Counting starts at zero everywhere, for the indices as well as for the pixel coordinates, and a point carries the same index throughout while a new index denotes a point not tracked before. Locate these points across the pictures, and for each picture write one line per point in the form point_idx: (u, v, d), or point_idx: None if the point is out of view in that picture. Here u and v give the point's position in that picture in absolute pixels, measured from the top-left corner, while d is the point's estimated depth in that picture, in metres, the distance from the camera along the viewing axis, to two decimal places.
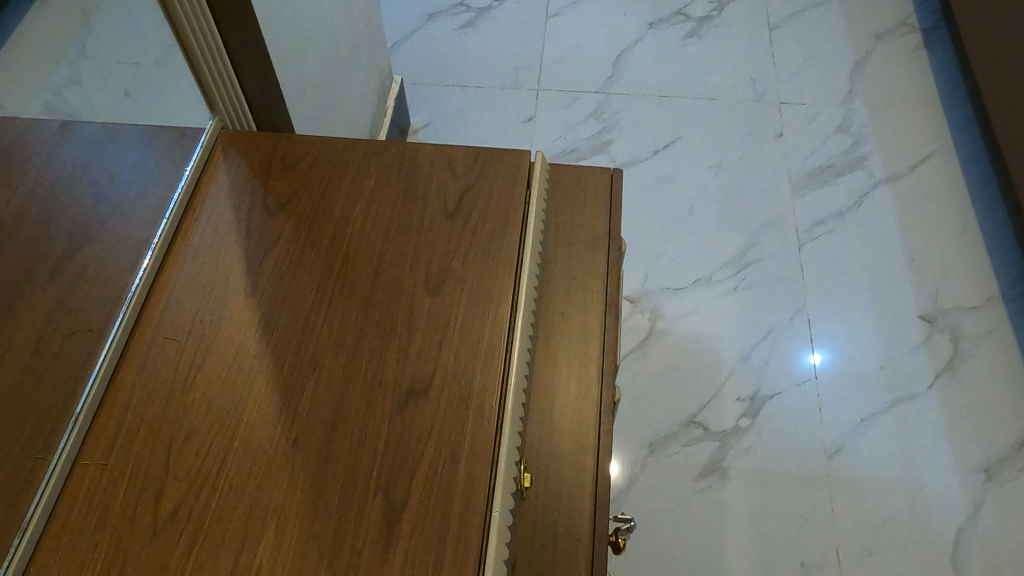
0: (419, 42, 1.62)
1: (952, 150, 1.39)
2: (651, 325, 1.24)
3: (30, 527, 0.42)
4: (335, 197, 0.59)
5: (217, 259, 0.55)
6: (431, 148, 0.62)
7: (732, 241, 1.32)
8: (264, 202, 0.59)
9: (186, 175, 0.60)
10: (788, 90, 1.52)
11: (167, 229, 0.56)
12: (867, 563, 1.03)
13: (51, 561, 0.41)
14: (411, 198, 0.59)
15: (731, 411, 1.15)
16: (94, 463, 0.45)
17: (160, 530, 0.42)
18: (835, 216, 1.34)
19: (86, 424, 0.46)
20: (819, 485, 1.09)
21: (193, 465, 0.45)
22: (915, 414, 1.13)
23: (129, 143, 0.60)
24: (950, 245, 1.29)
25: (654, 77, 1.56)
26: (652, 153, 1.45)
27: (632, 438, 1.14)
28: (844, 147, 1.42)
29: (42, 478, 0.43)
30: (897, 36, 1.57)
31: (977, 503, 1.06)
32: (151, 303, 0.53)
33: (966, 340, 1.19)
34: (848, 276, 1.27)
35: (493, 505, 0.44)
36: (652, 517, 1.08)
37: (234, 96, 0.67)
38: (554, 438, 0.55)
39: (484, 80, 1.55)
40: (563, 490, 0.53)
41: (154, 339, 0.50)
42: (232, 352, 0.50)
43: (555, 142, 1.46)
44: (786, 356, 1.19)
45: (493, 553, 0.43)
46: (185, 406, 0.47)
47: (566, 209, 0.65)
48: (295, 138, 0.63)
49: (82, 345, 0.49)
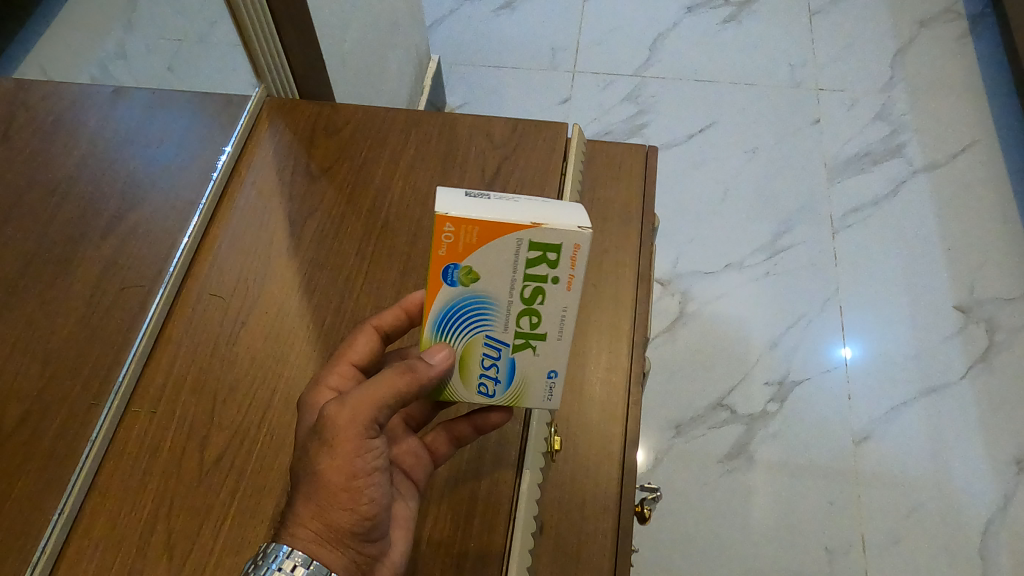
0: (457, 22, 1.63)
1: (995, 140, 1.37)
2: (681, 308, 1.25)
3: (84, 468, 0.43)
4: (376, 163, 0.61)
5: (261, 221, 0.57)
6: (470, 118, 0.63)
7: (766, 227, 1.32)
8: (307, 166, 0.60)
9: (233, 140, 0.61)
10: (827, 76, 1.50)
11: (214, 191, 0.58)
12: (891, 551, 1.03)
13: (104, 500, 0.43)
14: (450, 165, 0.60)
15: (760, 395, 1.15)
16: (144, 411, 0.47)
17: (206, 475, 0.45)
18: (871, 204, 1.32)
19: (137, 373, 0.48)
20: (846, 472, 1.09)
21: (237, 415, 0.47)
22: (946, 405, 1.12)
23: (179, 112, 0.63)
24: (989, 235, 1.27)
25: (691, 60, 1.55)
26: (687, 137, 1.44)
27: (660, 420, 1.15)
28: (883, 135, 1.40)
29: (96, 421, 0.46)
30: (941, 23, 1.54)
31: (1008, 496, 1.05)
32: (199, 261, 0.54)
33: (1002, 332, 1.17)
34: (883, 265, 1.26)
35: (523, 465, 0.48)
36: (678, 496, 1.09)
37: (278, 67, 0.67)
38: (586, 407, 0.56)
39: (522, 61, 1.56)
40: (593, 457, 0.54)
41: (201, 296, 0.52)
42: (275, 310, 0.52)
43: (591, 124, 1.47)
44: (816, 342, 1.19)
45: (520, 524, 0.46)
46: (230, 359, 0.49)
47: (601, 184, 0.66)
48: (338, 106, 0.64)
49: (133, 299, 0.51)
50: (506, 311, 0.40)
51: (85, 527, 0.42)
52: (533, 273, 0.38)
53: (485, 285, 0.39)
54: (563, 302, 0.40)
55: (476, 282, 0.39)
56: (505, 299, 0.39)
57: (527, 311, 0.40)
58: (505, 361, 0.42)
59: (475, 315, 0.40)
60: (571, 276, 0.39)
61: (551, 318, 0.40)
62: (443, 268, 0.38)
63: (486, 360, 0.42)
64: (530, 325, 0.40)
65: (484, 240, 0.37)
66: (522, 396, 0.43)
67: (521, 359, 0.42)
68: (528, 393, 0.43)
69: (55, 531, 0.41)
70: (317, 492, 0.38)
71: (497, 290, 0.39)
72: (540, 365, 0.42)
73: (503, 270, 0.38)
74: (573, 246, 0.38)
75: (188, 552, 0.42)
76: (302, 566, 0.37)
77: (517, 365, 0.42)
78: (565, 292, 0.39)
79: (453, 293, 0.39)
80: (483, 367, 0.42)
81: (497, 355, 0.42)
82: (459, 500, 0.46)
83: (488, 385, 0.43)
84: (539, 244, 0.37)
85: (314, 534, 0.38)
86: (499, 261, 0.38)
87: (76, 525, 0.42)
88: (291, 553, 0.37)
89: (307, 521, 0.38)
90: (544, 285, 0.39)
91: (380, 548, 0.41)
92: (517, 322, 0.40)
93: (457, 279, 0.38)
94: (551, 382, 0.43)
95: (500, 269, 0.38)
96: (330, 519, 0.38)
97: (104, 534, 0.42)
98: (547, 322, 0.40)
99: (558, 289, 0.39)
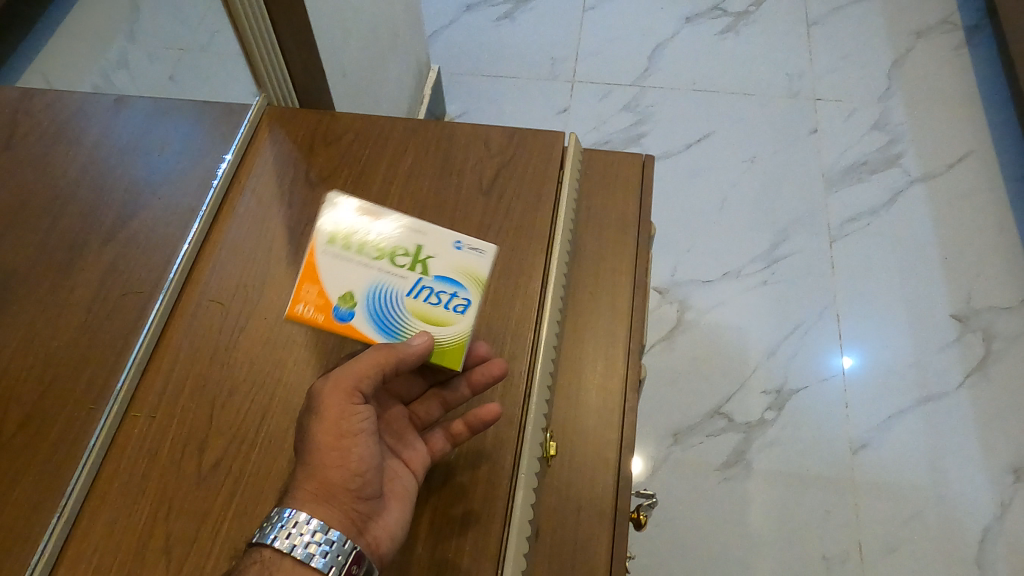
0: (457, 32, 1.64)
1: (992, 150, 1.38)
2: (679, 316, 1.25)
3: (84, 472, 0.44)
4: (375, 172, 0.61)
5: (262, 228, 0.57)
6: (469, 127, 0.64)
7: (763, 236, 1.32)
8: (307, 175, 0.61)
9: (234, 147, 0.62)
10: (824, 86, 1.51)
11: (215, 197, 0.58)
12: (889, 559, 1.03)
13: (103, 504, 0.43)
14: (449, 173, 0.61)
15: (757, 403, 1.16)
16: (143, 414, 0.47)
17: (205, 478, 0.45)
18: (868, 213, 1.33)
19: (136, 377, 0.48)
20: (843, 481, 1.09)
21: (236, 418, 0.48)
22: (942, 414, 1.13)
23: (180, 119, 0.64)
24: (985, 245, 1.27)
25: (689, 71, 1.56)
26: (685, 146, 1.45)
27: (658, 428, 1.15)
28: (880, 144, 1.41)
29: (96, 425, 0.46)
30: (938, 34, 1.55)
31: (1004, 504, 1.05)
32: (199, 268, 0.55)
33: (999, 341, 1.17)
34: (880, 274, 1.26)
35: (520, 466, 0.48)
36: (675, 504, 1.09)
37: (280, 79, 0.68)
38: (582, 413, 0.56)
39: (521, 70, 1.57)
40: (589, 463, 0.54)
41: (201, 302, 0.53)
42: (274, 317, 0.52)
43: (589, 134, 1.48)
44: (813, 350, 1.19)
45: (517, 527, 0.46)
46: (229, 364, 0.50)
47: (598, 193, 0.66)
48: (338, 115, 0.65)
49: (133, 304, 0.52)
50: (387, 275, 0.49)
51: (84, 529, 0.43)
52: (359, 251, 0.50)
53: (359, 286, 0.48)
54: (389, 231, 0.51)
55: (358, 294, 0.48)
56: (377, 276, 0.49)
57: (394, 262, 0.49)
58: (432, 282, 0.49)
59: (386, 297, 0.48)
60: (366, 220, 0.51)
61: (401, 241, 0.51)
62: (338, 316, 0.48)
63: (433, 300, 0.49)
64: (406, 258, 0.50)
65: (316, 283, 0.49)
66: (476, 278, 0.50)
67: (438, 272, 0.50)
68: (473, 269, 0.51)
69: (55, 533, 0.42)
70: (310, 453, 0.41)
71: (368, 275, 0.49)
72: (448, 255, 0.51)
73: (352, 270, 0.49)
74: (337, 215, 0.51)
75: (185, 555, 0.42)
76: (306, 523, 0.39)
77: (441, 273, 0.50)
78: (376, 227, 0.51)
79: (367, 311, 0.48)
80: (439, 301, 0.49)
81: (427, 288, 0.49)
82: (450, 511, 0.45)
83: (457, 302, 0.49)
84: (331, 246, 0.50)
85: (308, 493, 0.40)
86: (342, 271, 0.49)
87: (75, 528, 0.42)
88: (294, 513, 0.39)
89: (303, 480, 0.41)
90: (366, 241, 0.50)
91: (374, 508, 0.42)
92: (402, 269, 0.49)
93: (345, 307, 0.48)
94: (465, 246, 0.51)
95: (349, 278, 0.49)
96: (323, 475, 0.41)
97: (103, 536, 0.42)
98: (400, 246, 0.50)
99: (375, 232, 0.51)
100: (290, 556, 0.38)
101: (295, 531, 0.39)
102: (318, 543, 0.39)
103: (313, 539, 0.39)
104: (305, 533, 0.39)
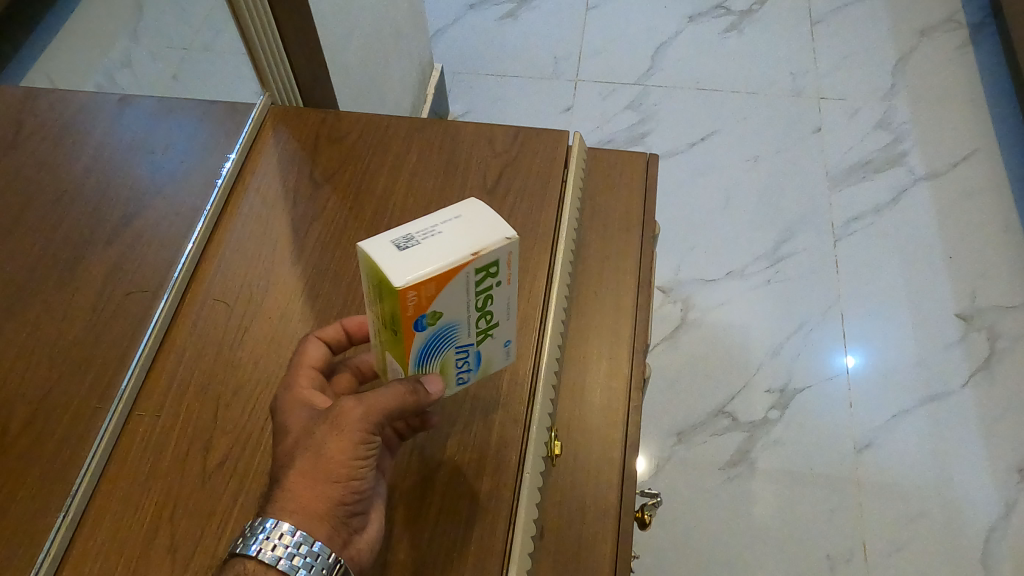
0: (461, 31, 1.64)
1: (996, 149, 1.37)
2: (683, 316, 1.25)
3: (88, 472, 0.44)
4: (379, 170, 0.61)
5: (266, 227, 0.57)
6: (473, 126, 0.64)
7: (767, 235, 1.32)
8: (311, 174, 0.61)
9: (238, 146, 0.62)
10: (829, 85, 1.51)
11: (219, 197, 0.59)
12: (894, 559, 1.03)
13: (107, 502, 0.44)
14: (453, 172, 0.61)
15: (761, 402, 1.15)
16: (148, 415, 0.47)
17: (209, 479, 0.45)
18: (872, 212, 1.33)
19: (141, 377, 0.49)
20: (847, 480, 1.08)
21: (239, 418, 0.48)
22: (948, 413, 1.12)
23: (184, 118, 0.64)
24: (990, 243, 1.27)
25: (692, 70, 1.56)
26: (689, 145, 1.45)
27: (662, 427, 1.15)
28: (884, 143, 1.41)
29: (99, 425, 0.46)
30: (942, 33, 1.55)
31: (1010, 503, 1.05)
32: (203, 268, 0.55)
33: (1004, 340, 1.17)
34: (884, 273, 1.26)
35: (525, 466, 0.48)
36: (679, 503, 1.09)
37: (283, 78, 0.68)
38: (586, 413, 0.56)
39: (524, 69, 1.57)
40: (593, 462, 0.54)
41: (205, 301, 0.53)
42: (278, 316, 0.52)
43: (593, 133, 1.48)
44: (817, 350, 1.19)
45: (521, 528, 0.46)
46: (233, 363, 0.50)
47: (602, 192, 0.66)
48: (341, 113, 0.65)
49: (138, 304, 0.52)
50: (465, 330, 0.40)
51: (89, 529, 0.43)
52: (481, 288, 0.37)
53: (452, 319, 0.38)
54: (507, 296, 0.40)
55: (443, 323, 0.38)
56: (464, 324, 0.39)
57: (484, 326, 0.41)
58: (473, 352, 0.42)
59: (445, 343, 0.40)
60: (508, 272, 0.38)
61: (500, 308, 0.40)
62: (411, 326, 0.36)
63: (458, 366, 0.42)
64: (486, 322, 0.41)
65: (439, 289, 0.35)
66: (489, 364, 0.45)
67: (485, 349, 0.43)
68: (494, 362, 0.45)
69: (59, 533, 0.42)
70: (319, 466, 0.39)
71: (463, 316, 0.38)
72: (501, 341, 0.43)
73: (461, 300, 0.37)
74: (507, 256, 0.37)
75: (190, 557, 0.42)
76: (289, 535, 0.37)
77: (483, 353, 0.43)
78: (507, 285, 0.39)
79: (420, 352, 0.39)
80: (457, 368, 0.43)
81: (464, 355, 0.42)
82: (451, 511, 0.45)
83: (465, 374, 0.44)
84: (480, 268, 0.36)
85: (302, 506, 0.38)
86: (455, 298, 0.37)
87: (80, 528, 0.43)
88: (278, 524, 0.37)
89: (297, 487, 0.38)
90: (492, 290, 0.38)
91: (359, 522, 0.41)
92: (473, 338, 0.41)
93: (426, 325, 0.37)
94: (512, 346, 0.45)
95: (456, 304, 0.37)
96: (325, 491, 0.39)
97: (108, 537, 0.42)
98: (501, 312, 0.41)
99: (501, 288, 0.39)
100: (274, 569, 0.36)
101: (278, 544, 0.37)
102: (303, 556, 0.37)
103: (297, 552, 0.37)
104: (288, 546, 0.37)
